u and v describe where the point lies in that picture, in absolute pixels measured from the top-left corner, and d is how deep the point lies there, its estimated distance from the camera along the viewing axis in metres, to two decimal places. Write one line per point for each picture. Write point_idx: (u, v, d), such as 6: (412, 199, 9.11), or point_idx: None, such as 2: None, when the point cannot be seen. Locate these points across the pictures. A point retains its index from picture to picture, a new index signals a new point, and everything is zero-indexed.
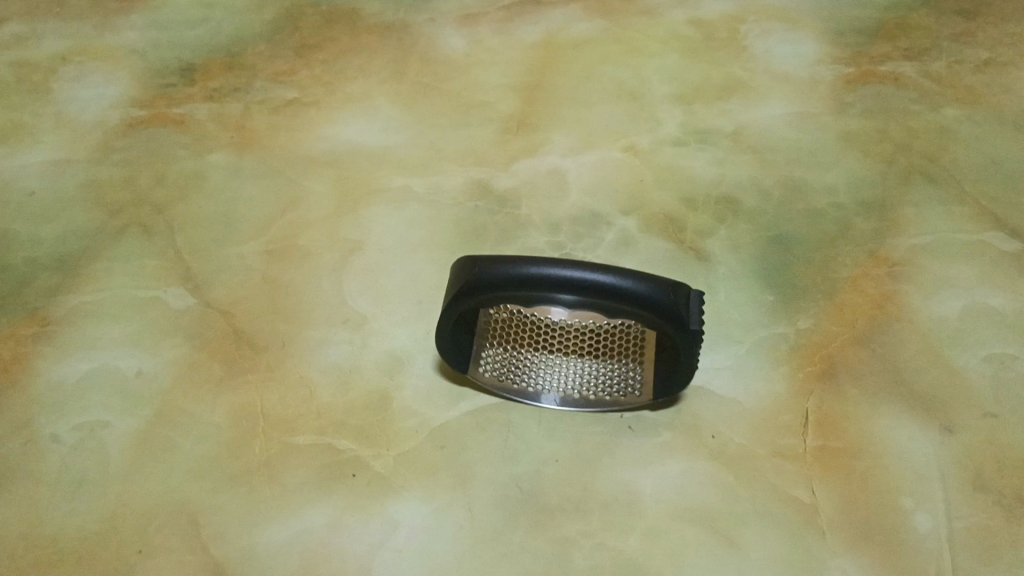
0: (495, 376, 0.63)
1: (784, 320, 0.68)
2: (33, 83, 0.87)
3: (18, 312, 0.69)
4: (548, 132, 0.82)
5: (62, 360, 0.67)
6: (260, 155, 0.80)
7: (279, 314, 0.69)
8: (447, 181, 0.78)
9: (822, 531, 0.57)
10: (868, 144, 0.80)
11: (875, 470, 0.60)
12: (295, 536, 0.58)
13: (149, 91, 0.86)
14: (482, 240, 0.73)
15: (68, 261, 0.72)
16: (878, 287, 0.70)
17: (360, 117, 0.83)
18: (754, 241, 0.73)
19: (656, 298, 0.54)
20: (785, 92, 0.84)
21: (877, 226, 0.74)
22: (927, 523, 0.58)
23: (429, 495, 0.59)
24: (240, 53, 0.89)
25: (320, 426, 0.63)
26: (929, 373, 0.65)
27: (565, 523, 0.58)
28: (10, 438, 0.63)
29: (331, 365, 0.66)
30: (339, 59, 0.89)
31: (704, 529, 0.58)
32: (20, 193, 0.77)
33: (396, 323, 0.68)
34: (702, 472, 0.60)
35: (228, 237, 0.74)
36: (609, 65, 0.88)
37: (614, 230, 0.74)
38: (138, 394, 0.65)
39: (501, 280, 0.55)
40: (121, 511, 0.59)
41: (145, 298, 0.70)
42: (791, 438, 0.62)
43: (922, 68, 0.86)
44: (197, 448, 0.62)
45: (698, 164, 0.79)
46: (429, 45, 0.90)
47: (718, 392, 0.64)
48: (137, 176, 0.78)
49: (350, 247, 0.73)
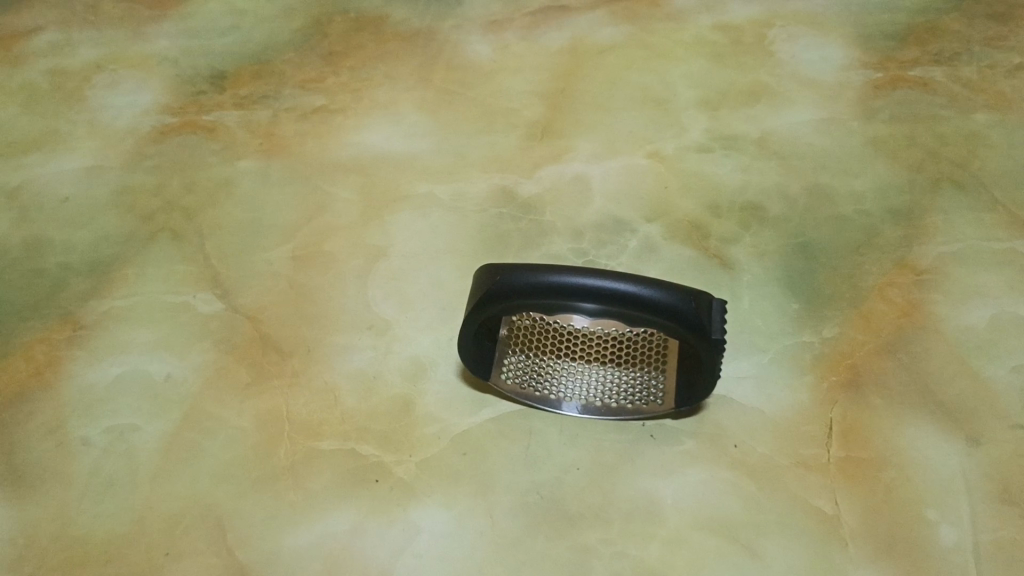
0: (517, 383, 0.63)
1: (809, 328, 0.67)
2: (68, 90, 0.88)
3: (51, 316, 0.71)
4: (573, 138, 0.82)
5: (93, 364, 0.68)
6: (288, 161, 0.81)
7: (305, 320, 0.70)
8: (472, 188, 0.78)
9: (845, 543, 0.57)
10: (896, 150, 0.79)
11: (900, 481, 0.60)
12: (319, 540, 0.59)
13: (180, 98, 0.87)
14: (506, 247, 0.74)
15: (100, 266, 0.74)
16: (905, 295, 0.69)
17: (387, 124, 0.84)
18: (779, 248, 0.73)
19: (679, 308, 0.54)
20: (812, 97, 0.84)
21: (904, 234, 0.73)
22: (951, 535, 0.57)
23: (451, 501, 0.60)
24: (269, 60, 0.90)
25: (344, 432, 0.63)
26: (956, 384, 0.64)
27: (586, 531, 0.58)
28: (43, 440, 0.64)
29: (355, 371, 0.67)
30: (366, 66, 0.89)
31: (725, 538, 0.58)
32: (55, 199, 0.79)
33: (420, 329, 0.69)
34: (724, 481, 0.60)
35: (256, 243, 0.75)
36: (635, 71, 0.88)
37: (638, 237, 0.74)
38: (166, 398, 0.66)
39: (523, 288, 0.55)
40: (149, 513, 0.60)
41: (175, 303, 0.71)
42: (814, 448, 0.61)
43: (952, 72, 0.85)
44: (223, 452, 0.63)
45: (724, 170, 0.79)
46: (455, 51, 0.90)
47: (741, 401, 0.64)
48: (168, 182, 0.80)
49: (376, 254, 0.74)
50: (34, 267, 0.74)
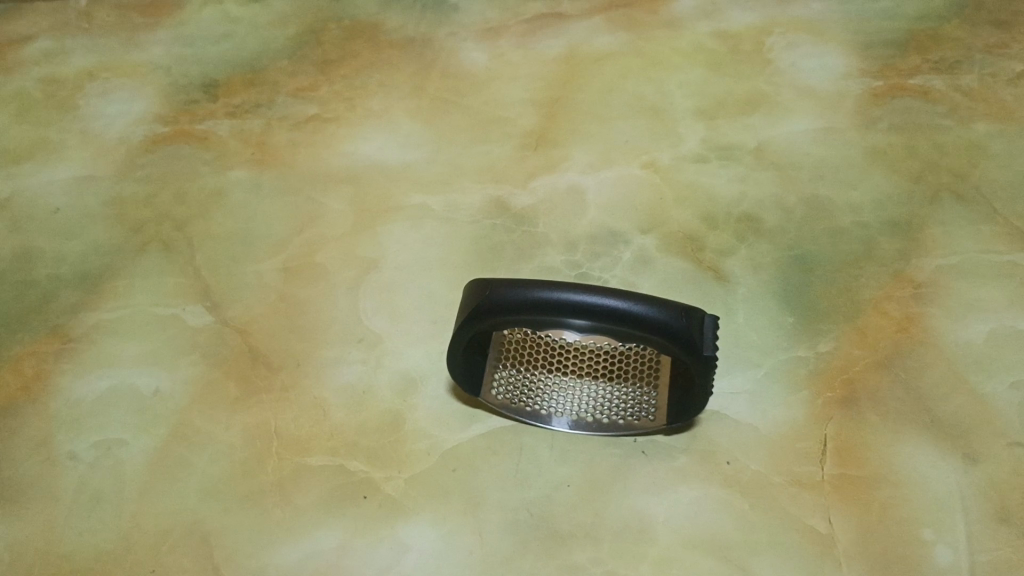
0: (507, 398, 0.62)
1: (804, 343, 0.66)
2: (60, 99, 0.88)
3: (40, 329, 0.70)
4: (568, 148, 0.81)
5: (81, 377, 0.67)
6: (280, 171, 0.81)
7: (295, 333, 0.69)
8: (465, 199, 0.78)
9: (838, 563, 0.56)
10: (895, 161, 0.78)
11: (895, 500, 0.59)
12: (306, 558, 0.58)
13: (173, 107, 0.86)
14: (499, 259, 0.73)
15: (90, 277, 0.74)
16: (902, 309, 0.68)
17: (381, 133, 0.84)
18: (775, 261, 0.72)
19: (669, 324, 0.53)
20: (810, 106, 0.83)
21: (902, 247, 0.72)
22: (947, 556, 0.56)
23: (440, 519, 0.59)
24: (263, 68, 0.90)
25: (332, 447, 0.63)
26: (953, 401, 0.63)
27: (576, 550, 0.58)
28: (29, 454, 0.64)
29: (345, 385, 0.66)
30: (360, 74, 0.89)
31: (717, 558, 0.57)
32: (46, 210, 0.79)
33: (410, 342, 0.68)
34: (717, 500, 0.59)
35: (247, 254, 0.75)
36: (631, 80, 0.87)
37: (632, 249, 0.73)
38: (154, 412, 0.65)
39: (511, 304, 0.54)
40: (134, 530, 0.60)
41: (165, 316, 0.71)
42: (808, 465, 0.60)
43: (953, 81, 0.84)
44: (211, 467, 0.62)
45: (720, 180, 0.78)
46: (451, 59, 0.90)
47: (735, 417, 0.63)
48: (160, 192, 0.79)
49: (368, 265, 0.73)
50: (24, 278, 0.74)
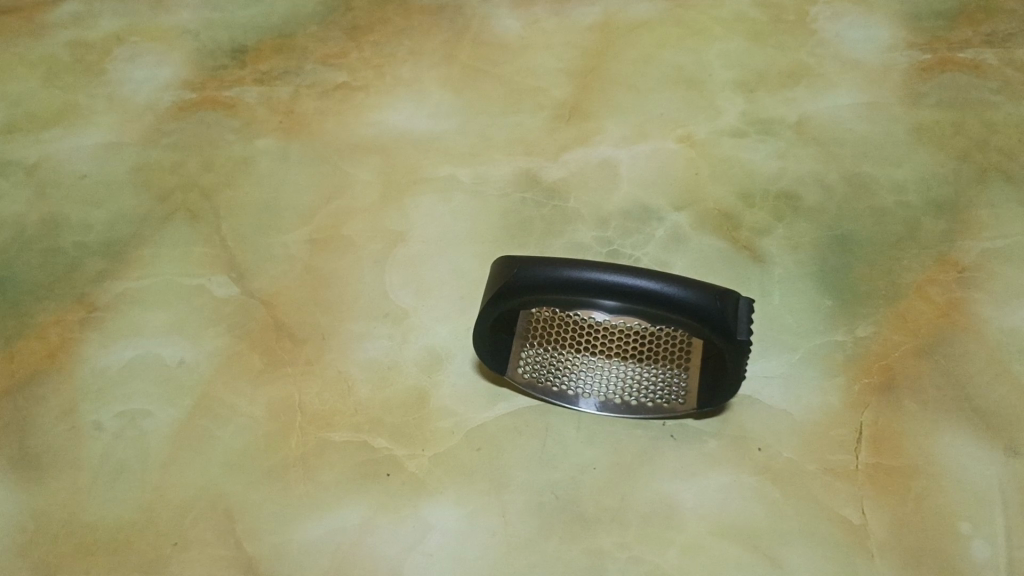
0: (533, 376, 0.61)
1: (842, 327, 0.64)
2: (89, 63, 0.87)
3: (66, 297, 0.70)
4: (601, 121, 0.79)
5: (107, 347, 0.67)
6: (308, 141, 0.79)
7: (320, 305, 0.68)
8: (494, 171, 0.76)
9: (872, 556, 0.55)
10: (942, 138, 0.75)
11: (932, 492, 0.57)
12: (329, 534, 0.57)
13: (200, 73, 0.85)
14: (529, 234, 0.72)
15: (117, 245, 0.73)
16: (945, 294, 0.66)
17: (410, 103, 0.82)
18: (814, 240, 0.70)
19: (702, 307, 0.51)
20: (855, 79, 0.80)
21: (947, 228, 0.70)
22: (984, 551, 0.55)
23: (464, 498, 0.58)
24: (292, 33, 0.88)
25: (356, 423, 0.62)
26: (997, 390, 0.61)
27: (601, 534, 0.57)
28: (54, 422, 0.63)
29: (370, 361, 0.65)
30: (391, 42, 0.87)
31: (747, 547, 0.56)
32: (73, 176, 0.78)
33: (437, 318, 0.67)
34: (747, 486, 0.58)
35: (272, 225, 0.74)
36: (669, 50, 0.84)
37: (665, 226, 0.71)
38: (180, 383, 0.65)
39: (539, 282, 0.52)
40: (158, 502, 0.60)
41: (191, 286, 0.70)
42: (843, 454, 0.59)
43: (1005, 55, 0.80)
44: (234, 441, 0.62)
45: (758, 156, 0.75)
46: (483, 27, 0.88)
47: (768, 402, 0.61)
48: (187, 160, 0.78)
49: (395, 238, 0.72)
50: (50, 246, 0.73)
